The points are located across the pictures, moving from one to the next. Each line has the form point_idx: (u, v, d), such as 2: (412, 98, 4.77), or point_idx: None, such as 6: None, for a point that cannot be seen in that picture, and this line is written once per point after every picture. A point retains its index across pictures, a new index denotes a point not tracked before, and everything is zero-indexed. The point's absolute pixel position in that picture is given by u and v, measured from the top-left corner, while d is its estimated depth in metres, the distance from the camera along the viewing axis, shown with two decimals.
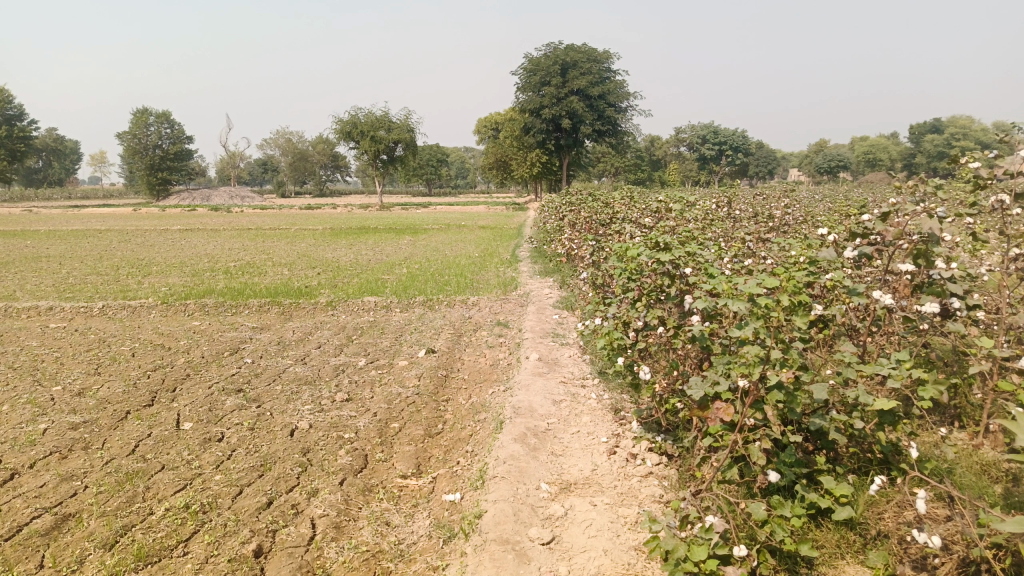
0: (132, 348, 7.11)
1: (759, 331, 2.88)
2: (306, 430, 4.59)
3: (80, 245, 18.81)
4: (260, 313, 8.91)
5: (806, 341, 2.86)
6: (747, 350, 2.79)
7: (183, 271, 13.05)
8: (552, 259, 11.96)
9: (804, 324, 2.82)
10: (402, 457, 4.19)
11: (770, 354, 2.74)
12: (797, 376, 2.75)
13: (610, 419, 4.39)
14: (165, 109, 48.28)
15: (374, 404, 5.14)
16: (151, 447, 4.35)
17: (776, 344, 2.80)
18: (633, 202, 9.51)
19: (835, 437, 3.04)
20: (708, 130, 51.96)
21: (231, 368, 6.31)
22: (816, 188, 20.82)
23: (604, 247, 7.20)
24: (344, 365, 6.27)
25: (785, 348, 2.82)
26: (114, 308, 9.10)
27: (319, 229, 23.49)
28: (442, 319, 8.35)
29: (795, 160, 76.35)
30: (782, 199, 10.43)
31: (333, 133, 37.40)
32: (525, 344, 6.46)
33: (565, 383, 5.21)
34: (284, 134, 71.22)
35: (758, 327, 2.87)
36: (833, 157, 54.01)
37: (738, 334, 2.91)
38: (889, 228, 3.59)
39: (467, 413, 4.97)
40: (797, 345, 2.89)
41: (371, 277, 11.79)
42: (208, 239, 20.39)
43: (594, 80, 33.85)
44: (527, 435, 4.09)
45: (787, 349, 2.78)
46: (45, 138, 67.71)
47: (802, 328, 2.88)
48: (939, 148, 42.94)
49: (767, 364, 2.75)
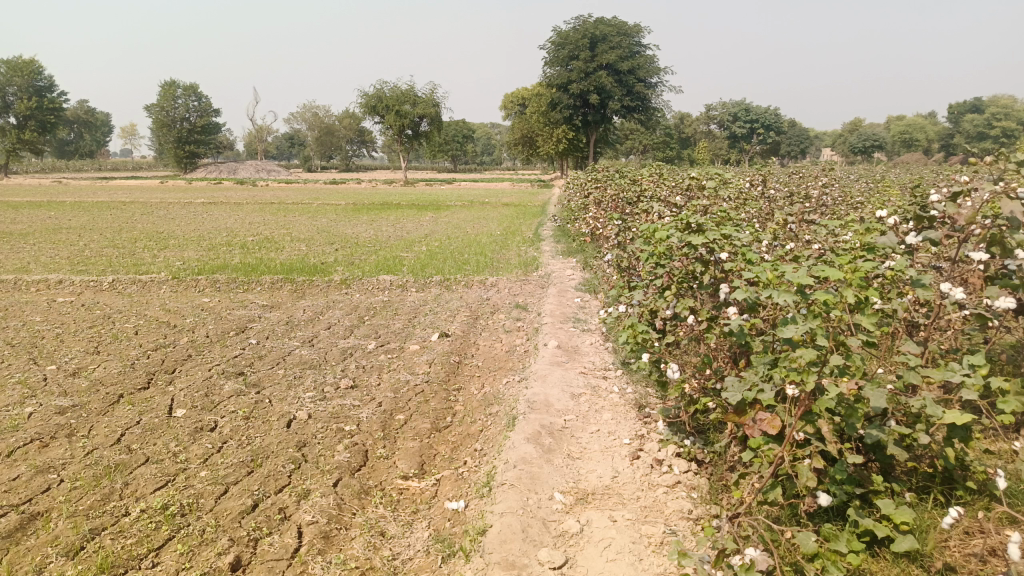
0: (136, 326, 6.85)
1: (814, 329, 2.42)
2: (303, 420, 4.26)
3: (102, 217, 18.72)
4: (272, 291, 8.62)
5: (869, 343, 2.39)
6: (798, 354, 2.33)
7: (200, 245, 12.81)
8: (576, 239, 11.52)
9: (871, 325, 2.34)
10: (405, 455, 3.84)
11: (828, 360, 2.28)
12: (861, 386, 2.31)
13: (634, 417, 4.00)
14: (192, 82, 48.14)
15: (379, 392, 4.80)
16: (137, 437, 4.06)
17: (832, 347, 2.33)
18: (662, 180, 9.03)
19: (895, 453, 2.62)
20: (740, 107, 50.63)
21: (234, 349, 6.00)
22: (850, 169, 20.16)
23: (630, 227, 6.76)
24: (352, 349, 5.93)
25: (844, 352, 2.36)
26: (125, 283, 8.87)
27: (341, 204, 23.13)
28: (458, 300, 7.98)
29: (828, 140, 74.65)
30: (819, 178, 9.90)
31: (359, 107, 36.99)
32: (544, 330, 6.07)
33: (585, 374, 4.82)
34: (309, 108, 71.32)
35: (813, 325, 2.41)
36: (869, 135, 52.52)
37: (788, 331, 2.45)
38: (962, 211, 3.12)
39: (478, 405, 4.61)
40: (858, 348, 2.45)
41: (389, 254, 11.46)
42: (230, 213, 20.21)
43: (624, 54, 32.95)
44: (542, 434, 3.71)
45: (848, 354, 2.31)
46: (77, 112, 68.46)
47: (866, 329, 2.42)
48: (980, 128, 41.67)
49: (822, 371, 2.30)
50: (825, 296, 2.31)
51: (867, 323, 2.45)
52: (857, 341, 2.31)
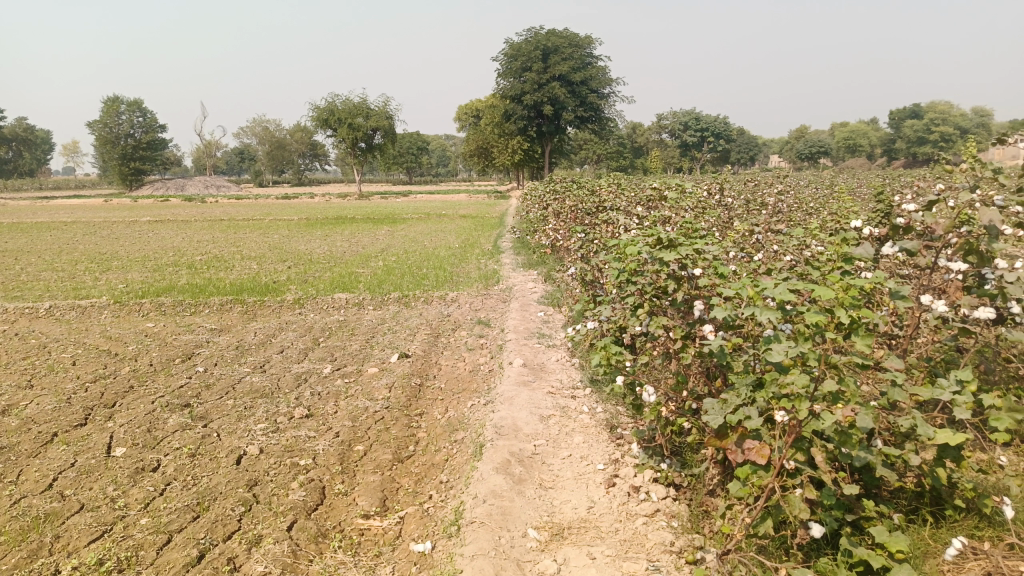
0: (74, 355, 6.43)
1: (803, 351, 2.26)
2: (255, 456, 3.98)
3: (40, 239, 17.91)
4: (221, 313, 8.24)
5: (861, 366, 2.24)
6: (790, 379, 2.17)
7: (144, 266, 12.27)
8: (536, 251, 11.37)
9: (866, 347, 2.18)
10: (366, 490, 3.59)
11: (820, 387, 2.13)
12: (857, 413, 2.15)
13: (606, 440, 3.82)
14: (136, 97, 46.84)
15: (337, 421, 4.53)
16: (71, 481, 3.72)
17: (824, 372, 2.17)
18: (621, 190, 8.94)
19: (884, 475, 2.49)
20: (691, 116, 51.51)
21: (180, 378, 5.65)
22: (798, 176, 20.55)
23: (592, 238, 6.61)
24: (307, 374, 5.64)
25: (836, 377, 2.20)
26: (62, 309, 8.38)
27: (294, 219, 22.63)
28: (417, 318, 7.73)
29: (775, 147, 76.38)
30: (775, 186, 9.95)
31: (310, 121, 36.43)
32: (507, 347, 5.87)
33: (552, 395, 4.62)
34: (259, 123, 70.15)
35: (803, 347, 2.25)
36: (814, 142, 53.82)
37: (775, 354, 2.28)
38: (937, 220, 3.03)
39: (442, 432, 4.38)
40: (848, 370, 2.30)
41: (345, 271, 11.14)
42: (177, 231, 19.55)
43: (576, 65, 33.15)
44: (511, 463, 3.51)
45: (842, 378, 2.16)
46: (15, 130, 66.06)
47: (857, 350, 2.27)
48: (919, 133, 43.19)
49: (815, 397, 2.14)
50: (816, 318, 2.16)
51: (857, 343, 2.30)
52: (851, 365, 2.15)
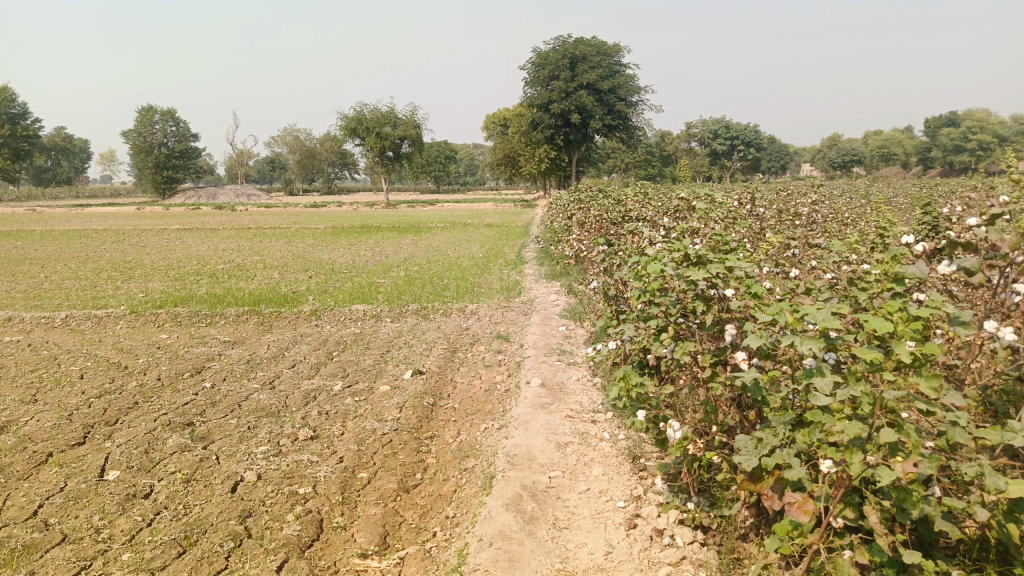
0: (83, 368, 6.28)
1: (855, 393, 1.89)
2: (252, 483, 3.74)
3: (70, 247, 18.05)
4: (237, 325, 8.07)
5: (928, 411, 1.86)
6: (837, 427, 1.82)
7: (167, 275, 12.22)
8: (560, 261, 11.07)
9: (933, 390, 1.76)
10: (365, 524, 3.33)
11: (874, 438, 1.77)
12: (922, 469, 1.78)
13: (628, 473, 3.50)
14: (169, 107, 47.49)
15: (342, 444, 4.28)
16: (58, 507, 3.52)
17: (880, 419, 1.81)
18: (647, 199, 8.61)
19: (948, 530, 2.14)
20: (720, 124, 51.11)
21: (186, 394, 5.45)
22: (829, 184, 20.03)
23: (617, 250, 6.29)
24: (316, 391, 5.40)
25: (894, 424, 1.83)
26: (79, 319, 8.29)
27: (320, 228, 22.60)
28: (435, 331, 7.47)
29: (806, 156, 75.28)
30: (809, 195, 9.53)
31: (338, 129, 36.61)
32: (526, 365, 5.58)
33: (571, 418, 4.33)
34: (289, 132, 70.96)
35: (853, 387, 1.88)
36: (847, 151, 52.70)
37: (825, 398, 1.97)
38: (1003, 236, 2.67)
39: (452, 459, 4.11)
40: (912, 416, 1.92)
41: (365, 281, 10.95)
42: (204, 239, 19.62)
43: (603, 74, 32.88)
44: (523, 499, 3.22)
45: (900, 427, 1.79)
46: (55, 138, 67.66)
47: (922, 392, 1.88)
48: (956, 142, 42.17)
49: (869, 448, 1.79)
50: (872, 355, 1.83)
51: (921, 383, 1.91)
52: (911, 412, 1.78)
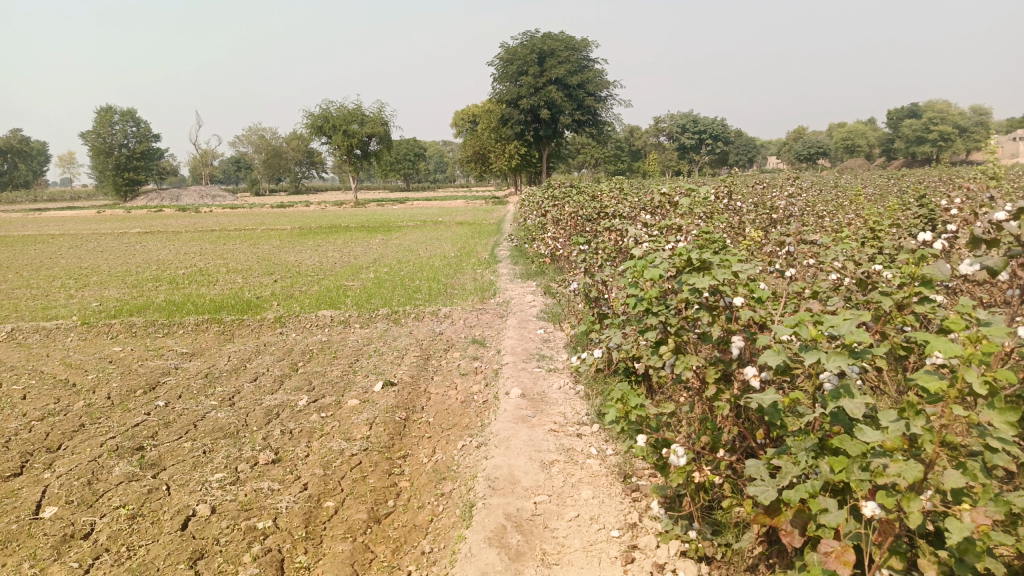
0: (26, 387, 5.80)
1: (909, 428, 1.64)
2: (206, 517, 3.37)
3: (23, 253, 17.28)
4: (196, 335, 7.62)
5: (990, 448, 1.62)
6: (897, 470, 1.56)
7: (124, 282, 11.67)
8: (534, 261, 10.78)
9: (1007, 426, 1.52)
10: (333, 564, 2.99)
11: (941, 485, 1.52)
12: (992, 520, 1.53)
13: (620, 496, 3.20)
14: (130, 108, 46.26)
15: (307, 469, 3.93)
16: None
17: (942, 461, 1.56)
18: (624, 194, 8.33)
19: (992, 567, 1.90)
20: (688, 118, 51.44)
21: (138, 414, 5.04)
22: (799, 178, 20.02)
23: (596, 249, 5.98)
24: (279, 408, 5.02)
25: (957, 464, 1.58)
26: (26, 332, 7.77)
27: (287, 229, 22.04)
28: (407, 337, 7.11)
29: (773, 149, 76.13)
30: (787, 187, 9.34)
31: (304, 128, 35.85)
32: (504, 373, 5.26)
33: (555, 432, 4.02)
34: (255, 131, 69.73)
35: (906, 423, 1.63)
36: (814, 143, 53.14)
37: (868, 429, 1.71)
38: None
39: (428, 482, 3.78)
40: (968, 448, 1.67)
41: (333, 284, 10.53)
42: (165, 243, 18.94)
43: (572, 68, 32.65)
44: (508, 533, 2.91)
45: (966, 469, 1.55)
46: (9, 141, 65.67)
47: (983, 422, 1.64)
48: (918, 132, 42.69)
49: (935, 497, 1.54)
50: (934, 384, 1.58)
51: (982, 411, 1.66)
52: (981, 452, 1.54)
